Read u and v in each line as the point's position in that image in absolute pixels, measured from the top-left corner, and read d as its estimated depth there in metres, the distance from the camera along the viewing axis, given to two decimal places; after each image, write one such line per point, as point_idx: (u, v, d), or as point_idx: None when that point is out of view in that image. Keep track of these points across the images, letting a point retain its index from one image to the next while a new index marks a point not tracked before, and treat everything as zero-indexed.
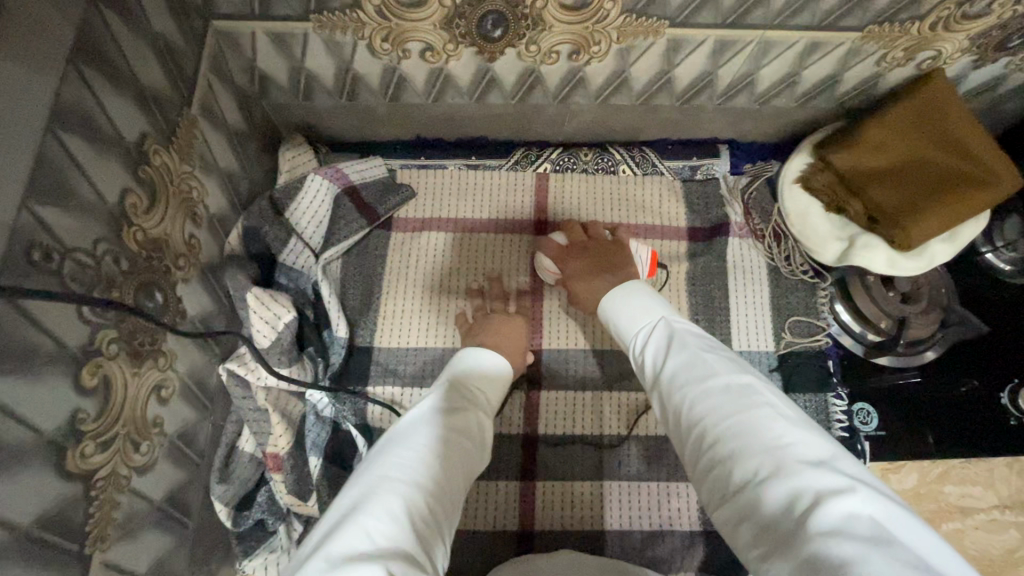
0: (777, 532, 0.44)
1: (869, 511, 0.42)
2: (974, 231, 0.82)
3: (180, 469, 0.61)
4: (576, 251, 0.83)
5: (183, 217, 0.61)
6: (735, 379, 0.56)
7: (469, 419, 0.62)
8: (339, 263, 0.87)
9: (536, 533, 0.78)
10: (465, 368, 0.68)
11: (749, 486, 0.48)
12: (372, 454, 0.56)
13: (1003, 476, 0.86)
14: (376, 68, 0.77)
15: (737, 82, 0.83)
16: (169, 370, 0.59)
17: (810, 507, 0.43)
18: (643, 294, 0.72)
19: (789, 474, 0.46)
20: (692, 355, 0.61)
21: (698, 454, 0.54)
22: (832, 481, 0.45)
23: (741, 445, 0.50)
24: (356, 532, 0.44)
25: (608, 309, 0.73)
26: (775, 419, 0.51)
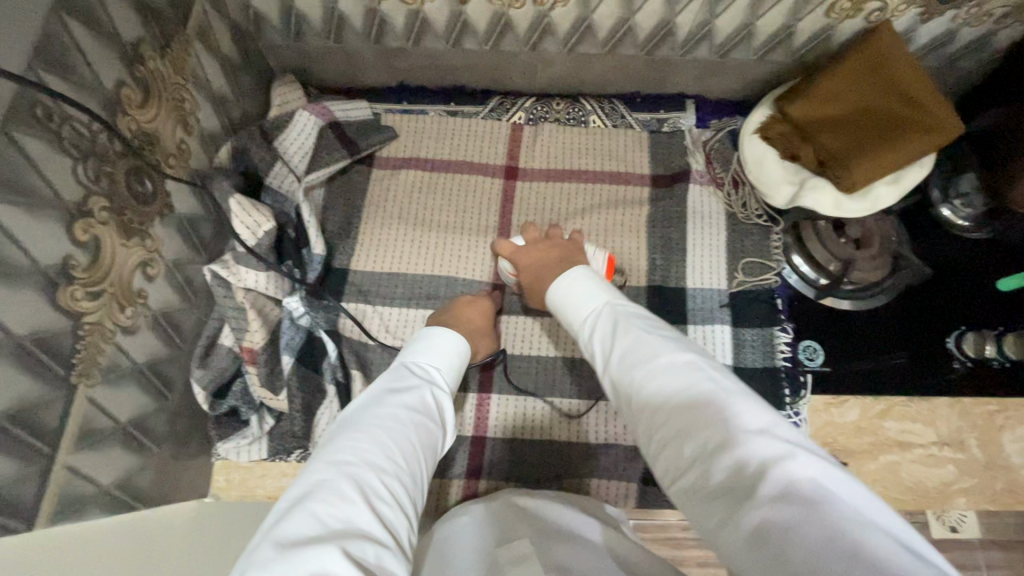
0: (725, 506, 0.43)
1: (812, 473, 0.42)
2: (917, 176, 0.87)
3: (162, 345, 0.69)
4: (525, 251, 0.83)
5: (175, 122, 0.69)
6: (680, 355, 0.55)
7: (423, 397, 0.65)
8: (321, 191, 0.94)
9: (489, 442, 0.85)
10: (426, 359, 0.71)
11: (698, 460, 0.46)
12: (332, 440, 0.57)
13: (945, 416, 0.89)
14: (359, 9, 0.85)
15: (695, 31, 0.89)
16: (156, 253, 0.67)
17: (758, 479, 0.42)
18: (586, 279, 0.70)
19: (737, 446, 0.45)
20: (638, 335, 0.58)
21: (649, 431, 0.52)
22: (777, 449, 0.44)
23: (690, 421, 0.49)
24: (310, 514, 0.46)
25: (555, 295, 0.72)
26: (717, 391, 0.50)
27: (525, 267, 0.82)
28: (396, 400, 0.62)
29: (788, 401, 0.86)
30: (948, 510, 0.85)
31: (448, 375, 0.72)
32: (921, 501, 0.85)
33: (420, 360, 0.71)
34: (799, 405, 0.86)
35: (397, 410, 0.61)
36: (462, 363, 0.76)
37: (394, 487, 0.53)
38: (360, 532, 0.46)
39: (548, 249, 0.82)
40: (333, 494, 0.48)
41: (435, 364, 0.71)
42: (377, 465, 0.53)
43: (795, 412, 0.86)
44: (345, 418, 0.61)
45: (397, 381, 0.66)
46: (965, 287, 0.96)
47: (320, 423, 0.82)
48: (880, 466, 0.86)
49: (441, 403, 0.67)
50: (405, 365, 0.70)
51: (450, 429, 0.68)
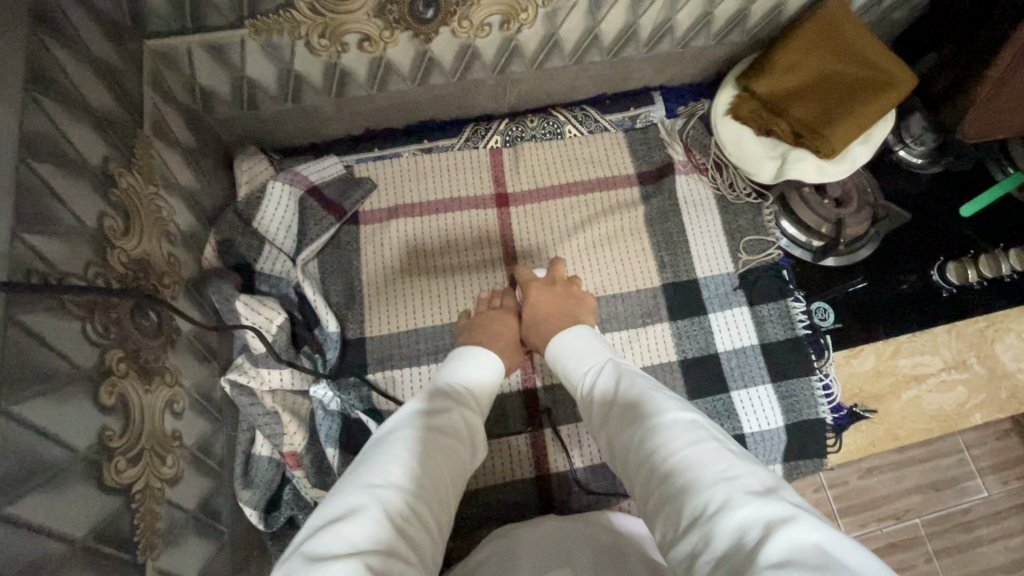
0: (726, 565, 0.42)
1: (814, 538, 0.41)
2: (885, 131, 0.92)
3: (204, 478, 0.63)
4: (540, 288, 0.84)
5: (159, 237, 0.62)
6: (685, 414, 0.56)
7: (455, 423, 0.63)
8: (314, 262, 0.88)
9: (550, 476, 0.85)
10: (458, 385, 0.69)
11: (698, 519, 0.46)
12: (359, 464, 0.56)
13: (946, 342, 0.97)
14: (316, 66, 0.79)
15: (658, 29, 0.90)
16: (177, 385, 0.60)
17: (759, 538, 0.41)
18: (592, 339, 0.74)
19: (739, 507, 0.44)
20: (642, 392, 0.61)
21: (649, 492, 0.52)
22: (780, 511, 0.43)
23: (694, 474, 0.49)
24: (340, 531, 0.47)
25: (557, 351, 0.75)
26: (720, 452, 0.50)
27: (535, 301, 0.83)
28: (425, 421, 0.61)
29: (816, 365, 0.91)
30: (968, 426, 0.93)
31: (481, 397, 0.71)
32: (944, 425, 0.93)
33: (450, 380, 0.69)
34: (827, 367, 0.92)
35: (424, 432, 0.59)
36: (497, 380, 0.75)
37: (416, 506, 0.52)
38: (382, 552, 0.46)
39: (563, 299, 0.82)
40: (358, 515, 0.48)
41: (463, 384, 0.70)
42: (399, 485, 0.52)
43: (825, 374, 0.92)
44: (372, 445, 0.59)
45: (431, 401, 0.64)
46: (932, 220, 1.05)
47: None
48: (904, 402, 0.93)
49: (470, 423, 0.65)
50: (437, 385, 0.68)
51: (480, 447, 0.66)
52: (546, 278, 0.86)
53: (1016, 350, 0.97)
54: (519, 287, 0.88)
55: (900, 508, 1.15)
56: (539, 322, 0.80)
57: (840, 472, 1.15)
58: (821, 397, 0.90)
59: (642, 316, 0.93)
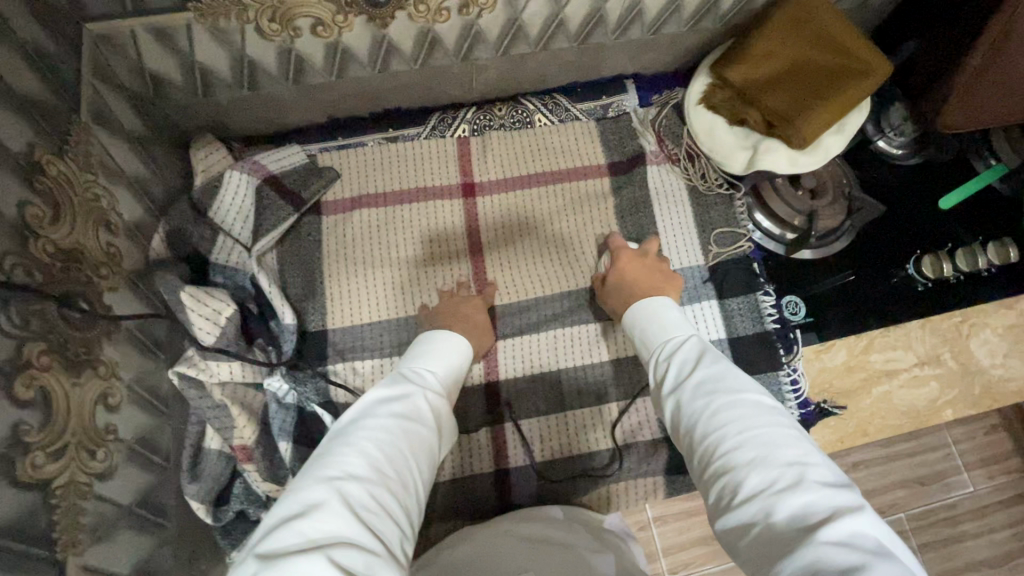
0: (784, 539, 0.43)
1: (874, 532, 0.43)
2: (858, 120, 0.90)
3: (145, 473, 0.62)
4: (634, 257, 0.84)
5: (97, 226, 0.61)
6: (763, 395, 0.55)
7: (415, 406, 0.62)
8: (273, 254, 0.86)
9: (509, 471, 0.84)
10: (421, 370, 0.69)
11: (762, 494, 0.46)
12: (317, 455, 0.55)
13: (920, 337, 0.95)
14: (269, 51, 0.77)
15: (626, 13, 0.87)
16: (114, 378, 0.59)
17: (823, 521, 0.43)
18: (676, 312, 0.71)
19: (809, 490, 0.45)
20: (723, 364, 0.59)
21: (704, 462, 0.52)
22: (844, 500, 0.45)
23: (767, 452, 0.49)
24: (298, 528, 0.46)
25: (639, 317, 0.73)
26: (795, 437, 0.51)
27: (626, 269, 0.83)
28: (385, 409, 0.60)
29: (784, 359, 0.90)
30: (939, 423, 0.92)
31: (442, 380, 0.70)
32: (915, 421, 0.91)
33: (415, 367, 0.68)
34: (795, 361, 0.91)
35: (386, 420, 0.58)
36: (463, 366, 0.75)
37: (382, 495, 0.51)
38: (348, 543, 0.45)
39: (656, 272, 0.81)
40: (321, 511, 0.47)
41: (429, 369, 0.69)
42: (363, 476, 0.52)
43: (793, 368, 0.90)
44: (335, 433, 0.59)
45: (389, 388, 0.63)
46: (911, 212, 1.03)
47: None
48: (874, 398, 0.91)
49: (436, 408, 0.65)
50: (399, 373, 0.67)
51: (446, 433, 0.65)
52: (638, 250, 0.86)
53: (991, 345, 0.95)
54: (608, 255, 0.88)
55: (879, 504, 1.14)
56: (631, 286, 0.80)
57: None
58: (788, 392, 0.88)
59: None
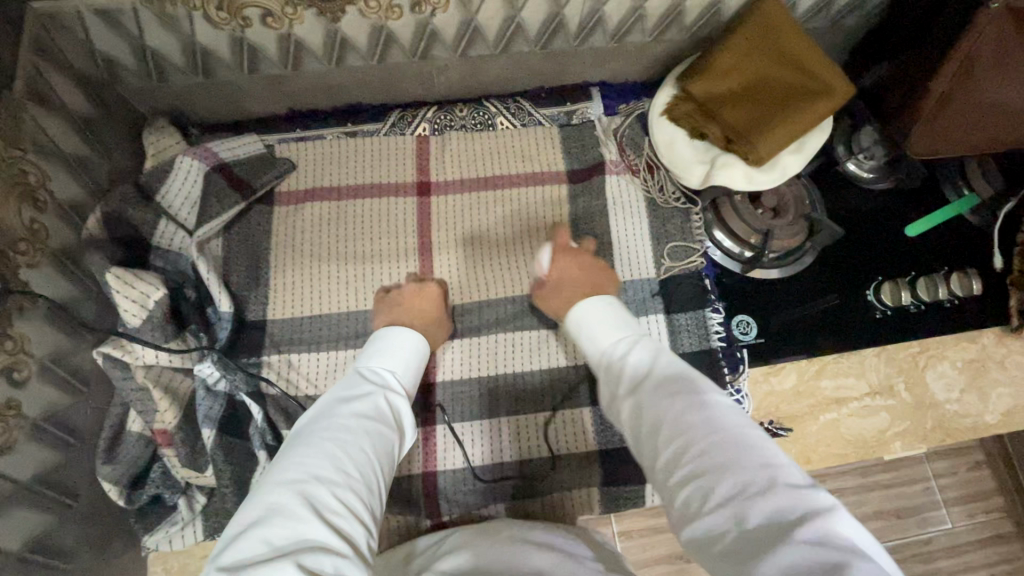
0: (760, 544, 0.41)
1: (849, 528, 0.42)
2: (818, 141, 0.88)
3: (48, 450, 0.63)
4: (572, 253, 0.82)
5: (21, 203, 0.62)
6: (722, 396, 0.54)
7: (377, 403, 0.63)
8: (218, 241, 0.86)
9: (438, 475, 0.83)
10: (383, 367, 0.70)
11: (733, 499, 0.45)
12: (279, 458, 0.55)
13: (873, 366, 0.92)
14: (221, 39, 0.77)
15: (587, 20, 0.87)
16: (22, 354, 0.60)
17: (799, 521, 0.42)
18: (624, 316, 0.70)
19: (780, 491, 0.44)
20: (678, 368, 0.57)
21: (673, 466, 0.50)
22: (821, 501, 0.43)
23: (733, 454, 0.47)
24: (262, 536, 0.46)
25: (587, 321, 0.70)
26: (759, 436, 0.49)
27: (564, 267, 0.81)
28: (346, 409, 0.61)
29: (728, 379, 0.88)
30: (887, 455, 0.89)
31: (404, 378, 0.71)
32: (861, 452, 0.89)
33: (376, 366, 0.69)
34: (739, 381, 0.89)
35: (348, 419, 0.59)
36: (421, 365, 0.75)
37: (350, 495, 0.52)
38: (312, 545, 0.46)
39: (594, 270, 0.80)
40: (285, 516, 0.47)
41: (389, 369, 0.70)
42: (328, 477, 0.52)
43: (737, 389, 0.88)
44: (296, 434, 0.59)
45: (350, 389, 0.64)
46: (877, 238, 1.00)
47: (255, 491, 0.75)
48: (820, 425, 0.89)
49: (397, 406, 0.65)
50: (358, 372, 0.68)
51: (408, 432, 0.66)
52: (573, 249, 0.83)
53: (948, 379, 0.92)
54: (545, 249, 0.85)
55: None
56: (569, 289, 0.78)
57: None
58: None
59: None
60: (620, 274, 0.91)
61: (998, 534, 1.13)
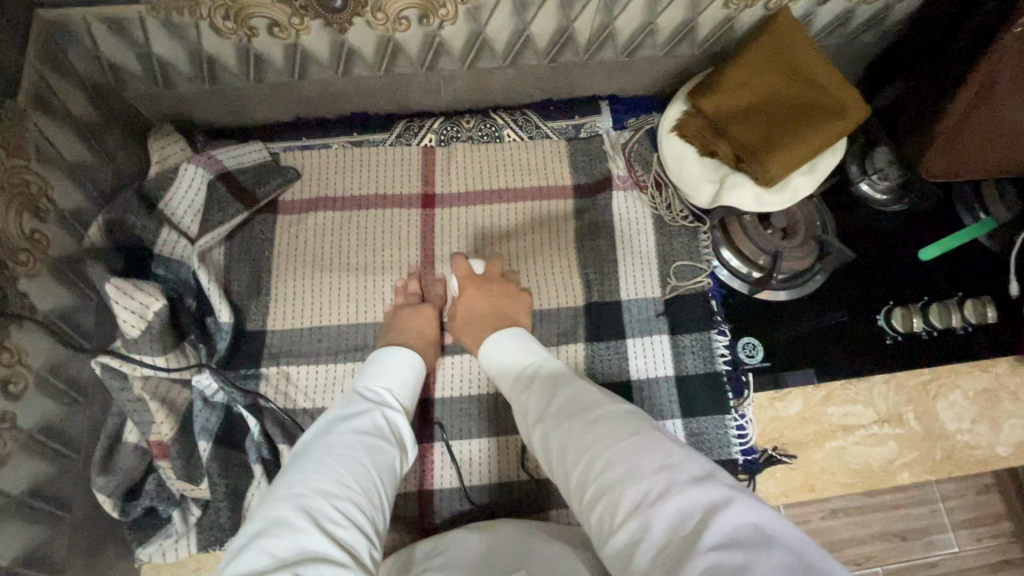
0: (668, 554, 0.42)
1: (749, 516, 0.42)
2: (830, 162, 0.86)
3: (42, 462, 0.63)
4: (481, 283, 0.81)
5: (22, 212, 0.62)
6: (621, 405, 0.55)
7: (377, 420, 0.62)
8: (220, 250, 0.86)
9: (433, 492, 0.82)
10: (383, 384, 0.68)
11: (637, 510, 0.45)
12: (281, 473, 0.55)
13: (882, 393, 0.90)
14: (227, 49, 0.77)
15: (597, 34, 0.85)
16: (19, 365, 0.60)
17: (700, 524, 0.42)
18: (525, 340, 0.70)
19: (679, 494, 0.44)
20: (578, 389, 0.58)
21: (583, 487, 0.50)
22: (715, 494, 0.44)
23: (633, 464, 0.48)
24: (264, 548, 0.46)
25: (495, 351, 0.70)
26: (658, 440, 0.50)
27: (470, 300, 0.80)
28: (346, 425, 0.60)
29: (732, 403, 0.87)
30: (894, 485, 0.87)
31: (405, 399, 0.69)
32: (867, 481, 0.87)
33: (371, 385, 0.68)
34: (743, 406, 0.87)
35: (347, 436, 0.58)
36: (420, 380, 0.73)
37: (349, 512, 0.51)
38: (315, 556, 0.45)
39: (503, 299, 0.80)
40: (285, 530, 0.47)
41: (386, 388, 0.68)
42: (327, 493, 0.51)
43: (740, 414, 0.87)
44: (296, 451, 0.58)
45: (348, 407, 0.63)
46: (889, 260, 0.98)
47: (250, 504, 0.75)
48: (825, 452, 0.87)
49: (397, 424, 0.64)
50: (358, 390, 0.66)
51: (410, 447, 0.65)
52: (483, 276, 0.82)
53: (959, 409, 0.90)
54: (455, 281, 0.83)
55: (844, 560, 1.08)
56: (479, 322, 0.77)
57: (795, 511, 1.08)
58: (733, 436, 0.85)
59: (557, 334, 0.88)
60: (623, 294, 0.90)
61: (1010, 564, 1.10)
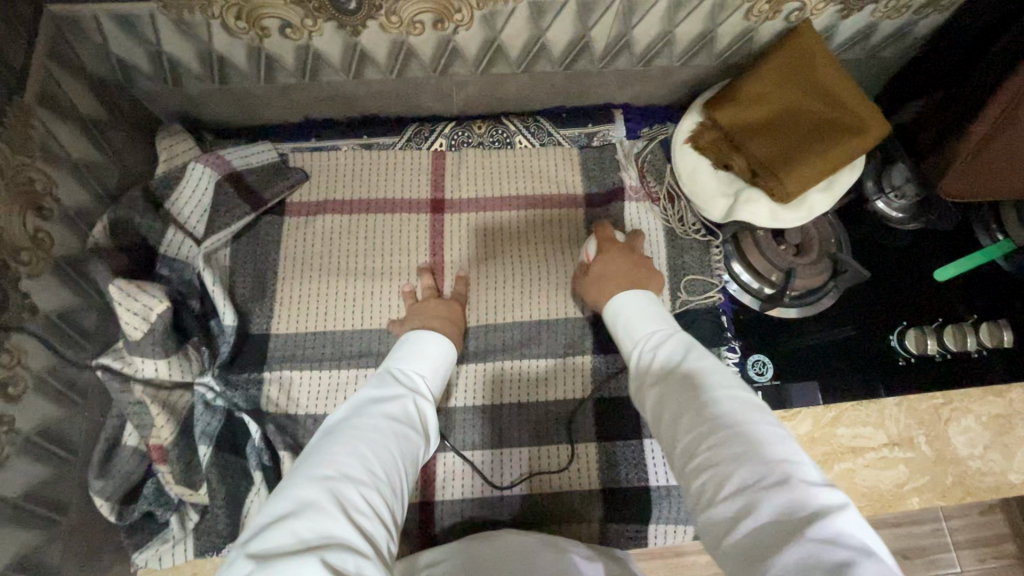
0: (769, 543, 0.40)
1: (861, 532, 0.39)
2: (849, 180, 0.85)
3: (40, 465, 0.62)
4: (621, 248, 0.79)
5: (25, 211, 0.61)
6: (749, 392, 0.52)
7: (407, 408, 0.62)
8: (226, 251, 0.85)
9: (435, 503, 0.81)
10: (412, 370, 0.68)
11: (747, 490, 0.43)
12: (311, 451, 0.54)
13: (893, 416, 0.89)
14: (238, 49, 0.76)
15: (613, 44, 0.84)
16: (19, 367, 0.59)
17: (812, 519, 0.39)
18: (657, 309, 0.67)
19: (796, 486, 0.42)
20: (710, 363, 0.56)
21: (691, 453, 0.49)
22: (834, 499, 0.41)
23: (752, 447, 0.45)
24: (289, 528, 0.44)
25: (619, 310, 0.68)
26: (783, 434, 0.47)
27: (607, 261, 0.77)
28: (376, 410, 0.60)
29: None
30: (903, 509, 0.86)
31: (434, 386, 0.69)
32: (876, 505, 0.85)
33: (405, 368, 0.68)
34: None
35: (379, 420, 0.58)
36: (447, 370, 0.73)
37: (374, 498, 0.50)
38: (339, 542, 0.44)
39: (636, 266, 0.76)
40: (313, 510, 0.45)
41: (418, 372, 0.68)
42: (355, 476, 0.50)
43: None
44: (325, 429, 0.58)
45: (380, 390, 0.63)
46: (904, 280, 0.96)
47: (248, 512, 0.74)
48: (834, 475, 0.86)
49: (424, 412, 0.64)
50: (387, 373, 0.66)
51: (433, 440, 0.64)
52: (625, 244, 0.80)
53: (972, 434, 0.88)
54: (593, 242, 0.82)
55: None
56: (609, 280, 0.74)
57: None
58: None
59: (565, 345, 0.86)
60: None
61: None
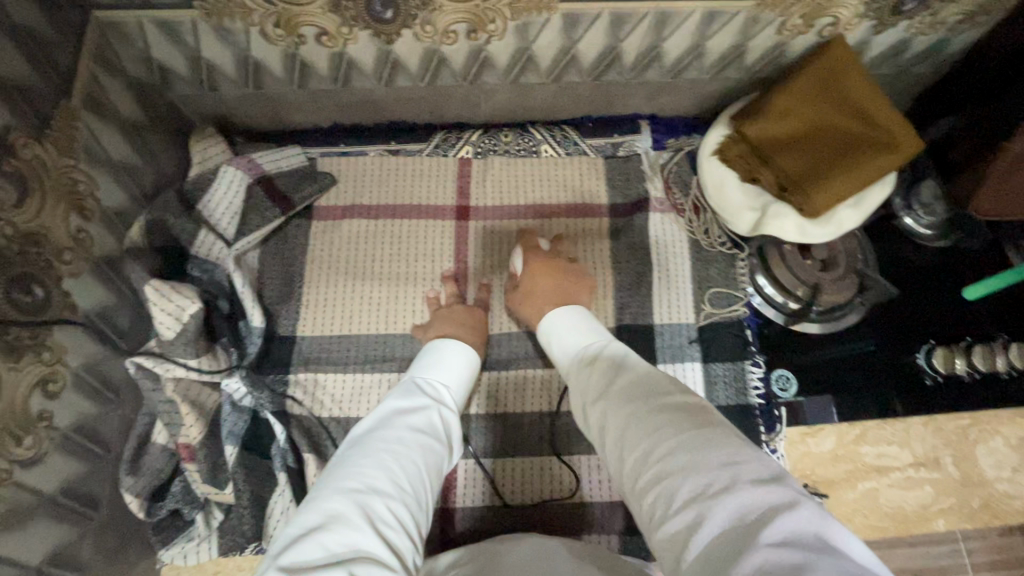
0: (719, 554, 0.38)
1: (814, 527, 0.37)
2: (879, 196, 0.84)
3: (76, 461, 0.63)
4: (540, 257, 0.82)
5: (70, 212, 0.63)
6: (691, 398, 0.51)
7: (432, 420, 0.62)
8: (255, 253, 0.86)
9: (456, 510, 0.81)
10: (435, 381, 0.68)
11: (695, 501, 0.41)
12: (338, 462, 0.55)
13: (919, 436, 0.88)
14: (274, 55, 0.77)
15: (644, 55, 0.84)
16: (60, 364, 0.60)
17: (761, 521, 0.38)
18: (590, 322, 0.70)
19: (741, 490, 0.40)
20: (651, 373, 0.55)
21: (641, 468, 0.47)
22: (781, 496, 0.39)
23: (697, 452, 0.44)
24: (318, 541, 0.45)
25: (553, 327, 0.71)
26: (725, 434, 0.46)
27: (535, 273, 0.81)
28: (402, 421, 0.60)
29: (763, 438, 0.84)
30: (928, 531, 0.86)
31: (458, 397, 0.69)
32: (900, 526, 0.85)
33: (430, 378, 0.68)
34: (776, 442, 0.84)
35: (404, 432, 0.58)
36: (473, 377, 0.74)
37: (402, 512, 0.50)
38: (367, 557, 0.44)
39: (567, 278, 0.80)
40: (342, 524, 0.46)
41: (443, 383, 0.69)
42: (383, 490, 0.51)
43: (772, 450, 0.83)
44: (350, 440, 0.58)
45: (407, 399, 0.63)
46: (932, 298, 0.95)
47: (273, 511, 0.75)
48: (857, 494, 0.85)
49: (449, 423, 0.64)
50: (409, 383, 0.67)
51: (457, 451, 0.65)
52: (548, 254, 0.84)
53: (999, 456, 0.88)
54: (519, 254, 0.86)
55: None
56: (541, 292, 0.78)
57: None
58: None
59: None
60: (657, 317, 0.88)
61: None
